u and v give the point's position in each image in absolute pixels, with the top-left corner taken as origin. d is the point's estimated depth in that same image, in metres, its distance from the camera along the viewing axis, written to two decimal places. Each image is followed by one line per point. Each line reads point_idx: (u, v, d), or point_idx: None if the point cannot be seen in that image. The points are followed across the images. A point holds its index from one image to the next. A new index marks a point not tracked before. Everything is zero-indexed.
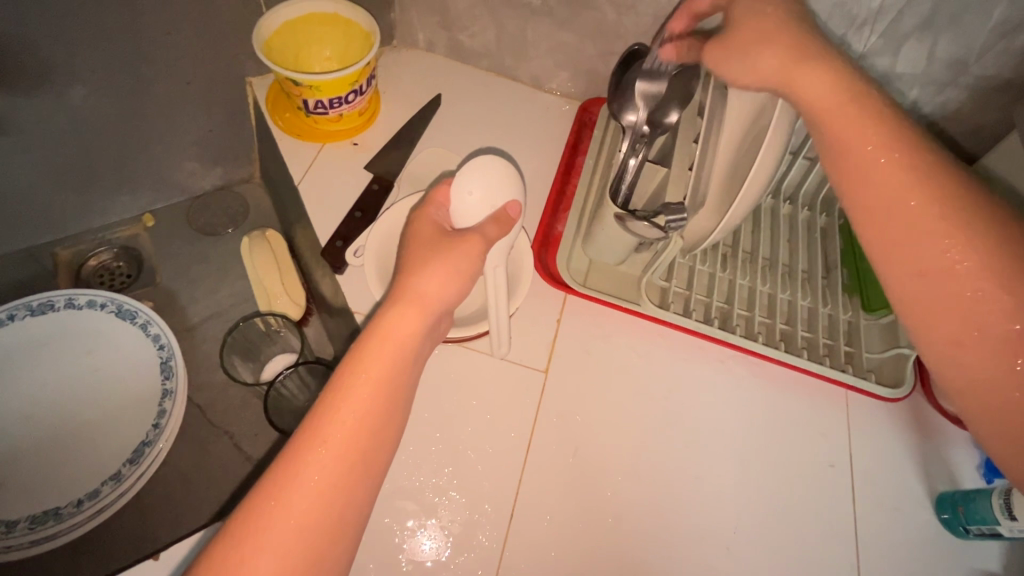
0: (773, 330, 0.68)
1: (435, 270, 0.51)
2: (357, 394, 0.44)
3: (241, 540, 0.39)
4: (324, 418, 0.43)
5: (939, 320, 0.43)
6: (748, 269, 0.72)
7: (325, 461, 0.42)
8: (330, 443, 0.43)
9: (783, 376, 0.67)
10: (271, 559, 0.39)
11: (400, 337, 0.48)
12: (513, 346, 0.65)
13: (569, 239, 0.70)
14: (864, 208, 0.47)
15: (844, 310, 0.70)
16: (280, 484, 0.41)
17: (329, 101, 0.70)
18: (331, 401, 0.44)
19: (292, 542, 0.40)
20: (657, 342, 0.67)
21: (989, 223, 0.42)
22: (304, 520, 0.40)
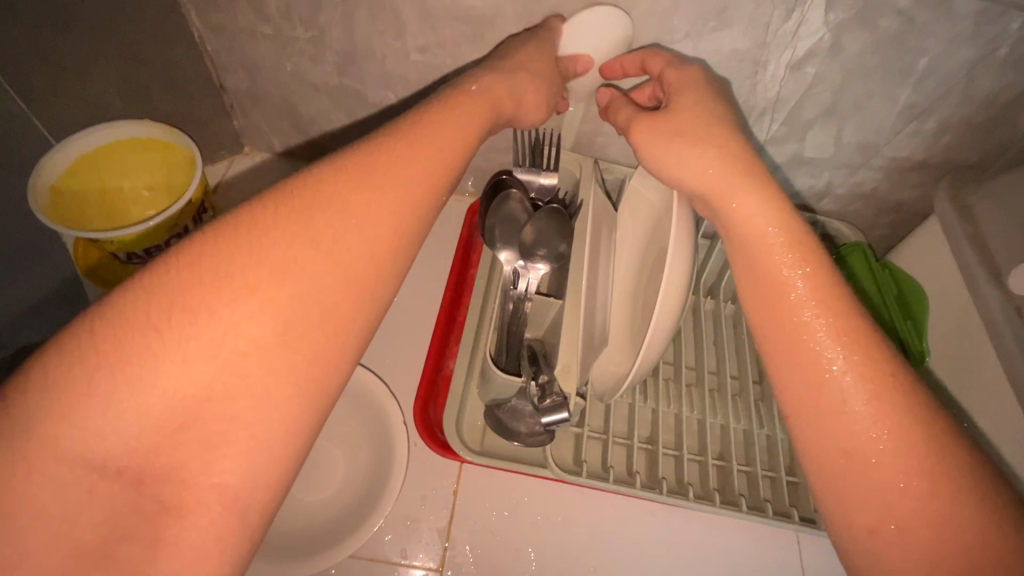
0: (706, 470, 0.58)
1: (449, 129, 0.42)
2: (389, 173, 0.36)
3: (188, 314, 0.29)
4: (265, 245, 0.31)
5: (856, 504, 0.35)
6: (672, 390, 0.62)
7: (258, 311, 0.30)
8: (269, 285, 0.31)
9: (723, 525, 0.57)
10: (240, 323, 0.30)
11: (444, 141, 0.40)
12: (397, 540, 0.52)
13: (458, 390, 0.56)
14: (785, 362, 0.39)
15: (784, 430, 0.61)
16: (184, 305, 0.29)
17: (144, 251, 0.56)
18: (284, 233, 0.32)
19: (186, 398, 0.28)
20: (575, 503, 0.56)
21: (920, 417, 0.35)
22: (212, 378, 0.29)
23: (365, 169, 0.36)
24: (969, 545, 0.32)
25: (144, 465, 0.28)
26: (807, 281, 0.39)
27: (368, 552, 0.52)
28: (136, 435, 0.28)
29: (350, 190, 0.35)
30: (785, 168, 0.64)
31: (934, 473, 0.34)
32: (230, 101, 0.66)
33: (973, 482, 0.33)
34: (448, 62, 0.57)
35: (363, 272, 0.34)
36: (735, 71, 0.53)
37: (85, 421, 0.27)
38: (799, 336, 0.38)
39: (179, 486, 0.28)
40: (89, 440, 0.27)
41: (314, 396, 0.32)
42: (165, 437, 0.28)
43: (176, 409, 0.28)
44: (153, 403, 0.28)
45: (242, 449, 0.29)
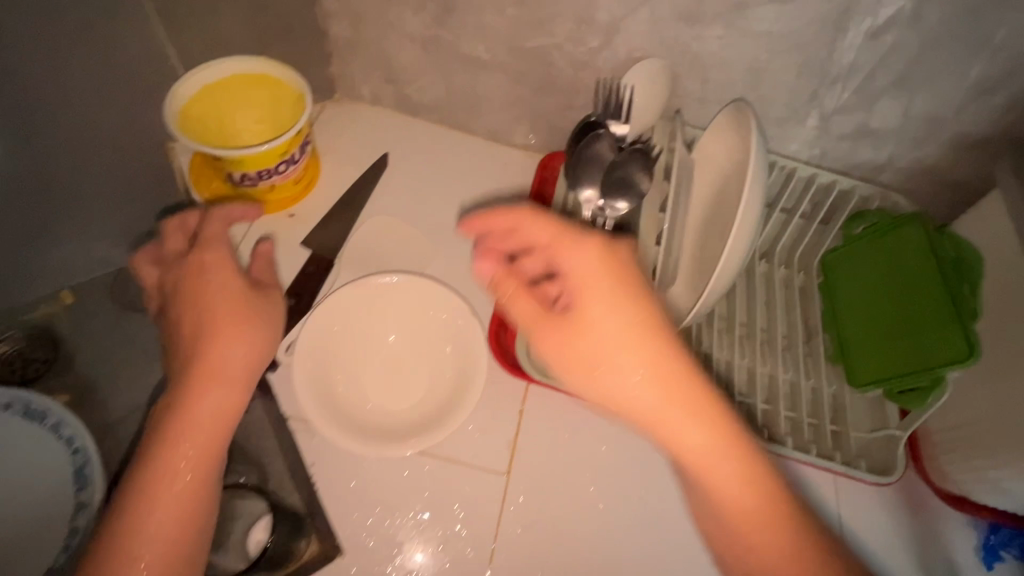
0: (754, 412, 0.62)
1: (217, 271, 0.55)
2: (220, 352, 0.52)
3: (140, 500, 0.46)
4: (189, 411, 0.49)
5: (755, 540, 0.49)
6: (725, 340, 0.66)
7: (195, 446, 0.48)
8: (179, 441, 0.48)
9: (766, 462, 0.62)
10: (169, 501, 0.46)
11: (217, 297, 0.54)
12: (471, 446, 0.58)
13: None
14: (648, 415, 0.51)
15: (828, 383, 0.65)
16: (155, 462, 0.47)
17: (257, 173, 0.63)
18: (193, 397, 0.50)
19: (163, 534, 0.45)
20: (631, 430, 0.61)
21: (744, 446, 0.50)
22: (157, 530, 0.45)
23: (212, 342, 0.51)
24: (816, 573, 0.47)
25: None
26: (660, 361, 0.51)
27: (445, 454, 0.57)
28: (147, 550, 0.45)
29: (197, 402, 0.50)
30: (850, 138, 0.67)
31: (800, 542, 0.48)
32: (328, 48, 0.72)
33: (778, 518, 0.49)
34: (539, 16, 0.61)
35: (231, 405, 0.51)
36: (813, 36, 0.57)
37: (123, 545, 0.44)
38: (638, 394, 0.51)
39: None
40: (119, 557, 0.44)
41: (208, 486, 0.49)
42: (153, 552, 0.45)
43: (154, 530, 0.45)
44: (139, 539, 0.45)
45: (174, 540, 0.46)
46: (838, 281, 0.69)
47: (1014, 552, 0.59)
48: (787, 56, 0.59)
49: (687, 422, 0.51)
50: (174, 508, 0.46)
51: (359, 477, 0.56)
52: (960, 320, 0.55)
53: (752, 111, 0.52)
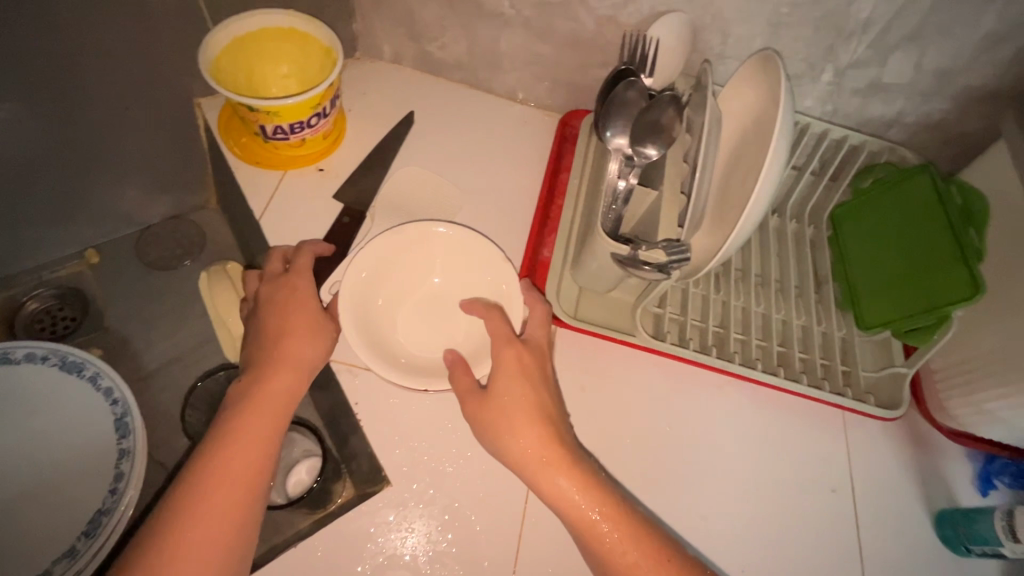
0: (770, 354, 0.66)
1: (283, 288, 0.57)
2: (295, 338, 0.54)
3: (218, 460, 0.47)
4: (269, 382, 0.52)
5: None
6: (742, 287, 0.70)
7: (267, 415, 0.50)
8: (257, 408, 0.51)
9: (781, 400, 0.65)
10: (241, 463, 0.48)
11: (296, 297, 0.57)
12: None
13: (556, 270, 0.65)
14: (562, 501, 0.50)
15: (839, 327, 0.69)
16: (232, 427, 0.49)
17: (289, 126, 0.64)
18: (286, 351, 0.54)
19: (239, 491, 0.47)
20: (655, 372, 0.64)
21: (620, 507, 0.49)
22: (231, 491, 0.46)
23: (287, 329, 0.55)
24: None
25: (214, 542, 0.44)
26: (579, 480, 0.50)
27: None
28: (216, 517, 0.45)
29: (275, 376, 0.52)
30: (862, 94, 0.69)
31: None
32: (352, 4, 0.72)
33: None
34: None
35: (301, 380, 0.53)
36: None
37: (199, 496, 0.45)
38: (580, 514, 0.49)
39: (233, 535, 0.45)
40: (196, 510, 0.45)
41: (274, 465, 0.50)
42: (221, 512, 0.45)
43: (228, 486, 0.46)
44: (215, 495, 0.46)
45: (237, 509, 0.46)
46: (847, 233, 0.72)
47: (1008, 481, 0.64)
48: (808, 10, 0.61)
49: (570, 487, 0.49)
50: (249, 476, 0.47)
51: (400, 415, 0.58)
52: (965, 259, 0.59)
53: (780, 59, 0.54)
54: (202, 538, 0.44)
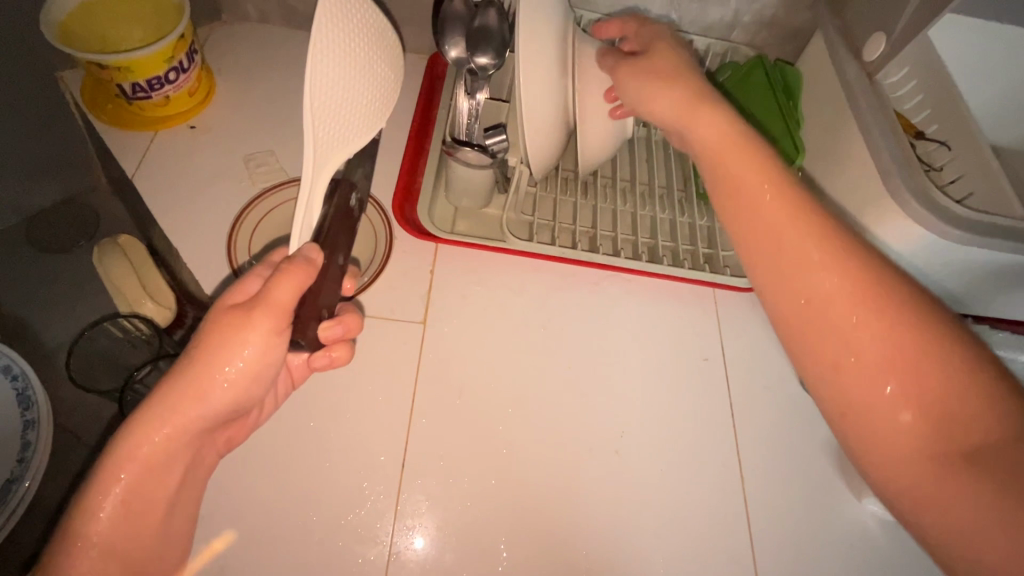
0: (637, 245, 0.71)
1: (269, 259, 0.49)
2: (217, 340, 0.42)
3: (112, 468, 0.40)
4: (187, 398, 0.42)
5: (879, 445, 0.40)
6: (609, 191, 0.74)
7: (191, 409, 0.42)
8: (172, 433, 0.41)
9: (651, 286, 0.70)
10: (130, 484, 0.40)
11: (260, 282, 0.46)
12: (386, 300, 0.64)
13: (429, 191, 0.68)
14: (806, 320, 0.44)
15: (701, 217, 0.74)
16: (124, 455, 0.40)
17: (147, 82, 0.65)
18: (218, 342, 0.42)
19: (115, 537, 0.40)
20: (531, 274, 0.68)
21: (928, 353, 0.39)
22: (120, 530, 0.40)
23: (223, 329, 0.43)
24: (980, 475, 0.35)
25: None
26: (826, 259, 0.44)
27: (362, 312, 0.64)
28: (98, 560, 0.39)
29: (208, 369, 0.42)
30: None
31: (934, 404, 0.38)
32: None
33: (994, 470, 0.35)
34: None
35: (225, 401, 0.43)
36: None
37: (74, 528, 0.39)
38: (862, 348, 0.41)
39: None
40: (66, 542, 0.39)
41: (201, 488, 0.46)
42: (107, 549, 0.40)
43: (131, 514, 0.41)
44: (106, 526, 0.40)
45: (128, 531, 0.41)
46: None
47: None
48: None
49: (817, 252, 0.45)
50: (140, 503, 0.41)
51: None
52: (788, 128, 0.65)
53: None
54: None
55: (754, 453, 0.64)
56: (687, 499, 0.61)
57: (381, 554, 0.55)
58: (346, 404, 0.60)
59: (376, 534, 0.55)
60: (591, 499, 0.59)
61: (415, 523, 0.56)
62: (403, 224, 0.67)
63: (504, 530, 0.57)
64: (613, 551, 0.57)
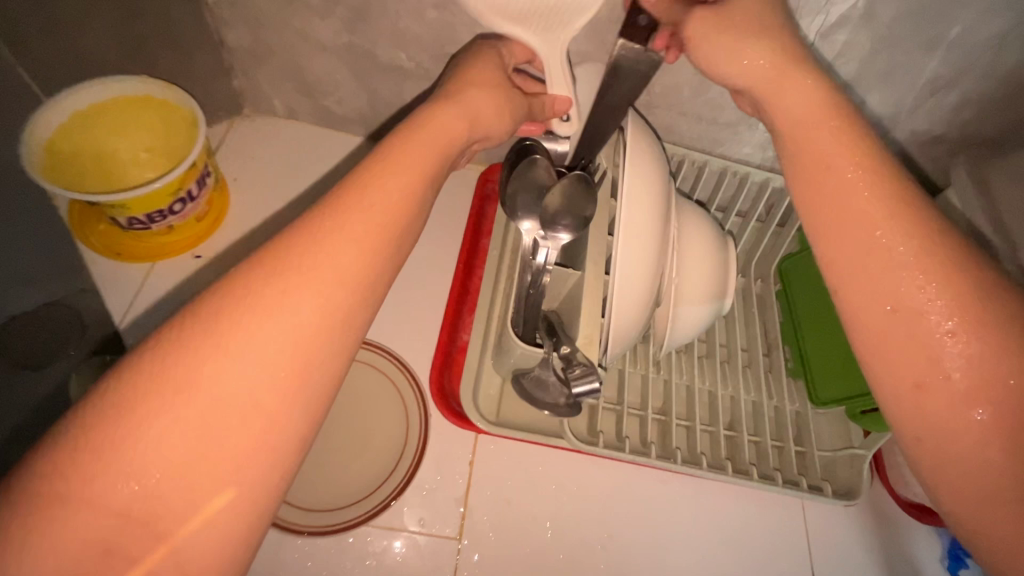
0: (717, 441, 0.58)
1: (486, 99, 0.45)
2: (359, 205, 0.35)
3: (181, 360, 0.29)
4: (311, 285, 0.32)
5: (898, 358, 0.36)
6: (684, 361, 0.62)
7: (322, 275, 0.32)
8: (300, 316, 0.31)
9: (732, 491, 0.59)
10: (229, 380, 0.29)
11: (413, 167, 0.38)
12: (415, 507, 0.53)
13: (473, 362, 0.57)
14: (828, 225, 0.39)
15: (791, 401, 0.62)
16: (227, 316, 0.30)
17: (147, 216, 0.54)
18: (357, 198, 0.35)
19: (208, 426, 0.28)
20: (591, 472, 0.57)
21: None
22: (210, 417, 0.28)
23: (351, 196, 0.35)
24: None
25: (126, 491, 0.27)
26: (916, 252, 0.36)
27: (386, 521, 0.52)
28: (173, 462, 0.27)
29: (330, 231, 0.33)
30: None
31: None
32: (228, 60, 0.62)
33: None
34: (462, 20, 0.53)
35: (355, 278, 0.33)
36: None
37: (162, 391, 0.28)
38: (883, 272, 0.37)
39: (165, 473, 0.27)
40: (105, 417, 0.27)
41: (319, 399, 0.32)
42: (194, 438, 0.28)
43: (210, 410, 0.29)
44: (190, 410, 0.28)
45: (212, 457, 0.28)
46: (795, 290, 0.66)
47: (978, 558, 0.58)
48: None
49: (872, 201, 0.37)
50: (242, 412, 0.29)
51: (294, 556, 0.50)
52: None
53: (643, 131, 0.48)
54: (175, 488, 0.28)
55: None
56: None
57: None
58: None
59: None
60: None
61: None
62: (441, 405, 0.56)
63: None
64: None
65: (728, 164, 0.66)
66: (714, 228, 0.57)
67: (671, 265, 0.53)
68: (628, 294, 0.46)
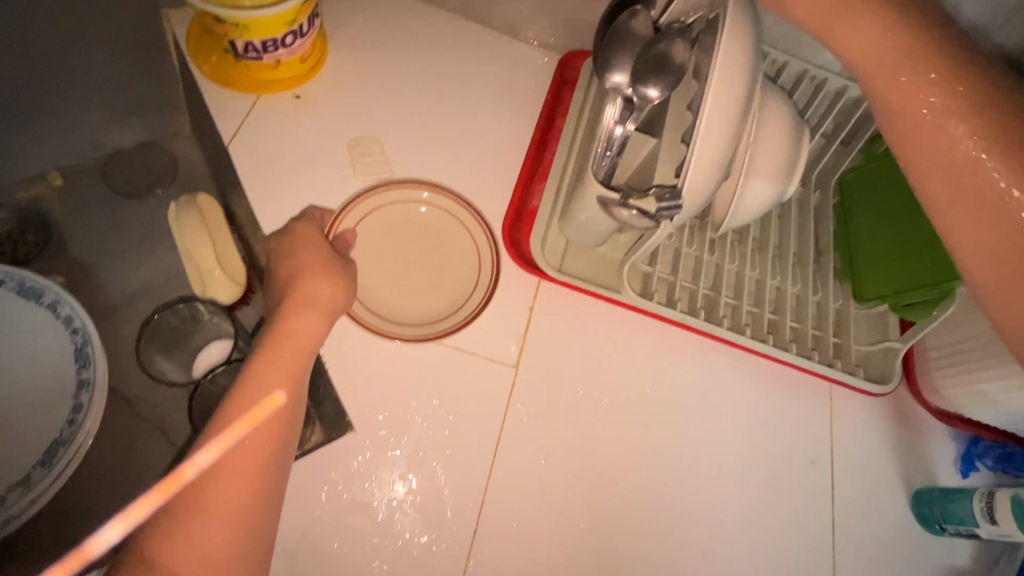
0: (761, 320, 0.63)
1: (302, 266, 0.53)
2: (301, 261, 0.53)
3: (248, 389, 0.45)
4: (309, 267, 0.53)
5: None
6: (737, 250, 0.66)
7: (307, 324, 0.50)
8: (287, 362, 0.47)
9: (769, 370, 0.63)
10: (291, 358, 0.48)
11: (301, 255, 0.54)
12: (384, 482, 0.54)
13: (543, 218, 0.62)
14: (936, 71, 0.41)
15: (835, 298, 0.65)
16: (290, 341, 0.48)
17: (261, 43, 0.58)
18: (297, 244, 0.55)
19: (263, 429, 0.44)
20: (639, 332, 0.61)
21: None
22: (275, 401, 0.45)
23: (286, 270, 0.53)
24: None
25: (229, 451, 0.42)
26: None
27: (455, 344, 0.58)
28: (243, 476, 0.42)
29: (297, 279, 0.52)
30: None
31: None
32: None
33: None
34: None
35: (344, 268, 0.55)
36: None
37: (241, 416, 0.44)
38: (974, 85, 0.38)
39: (284, 418, 0.46)
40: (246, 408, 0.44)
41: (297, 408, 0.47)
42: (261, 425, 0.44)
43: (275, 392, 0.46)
44: (286, 353, 0.48)
45: (273, 423, 0.44)
46: (853, 201, 0.68)
47: (989, 463, 0.62)
48: None
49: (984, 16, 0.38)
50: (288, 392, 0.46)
51: (368, 359, 0.57)
52: None
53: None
54: (205, 496, 0.40)
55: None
56: (770, 459, 0.60)
57: None
58: (422, 443, 0.55)
59: None
60: None
61: None
62: (510, 253, 0.61)
63: None
64: None
65: (807, 69, 0.67)
66: (792, 116, 0.59)
67: (747, 141, 0.55)
68: (707, 150, 0.48)
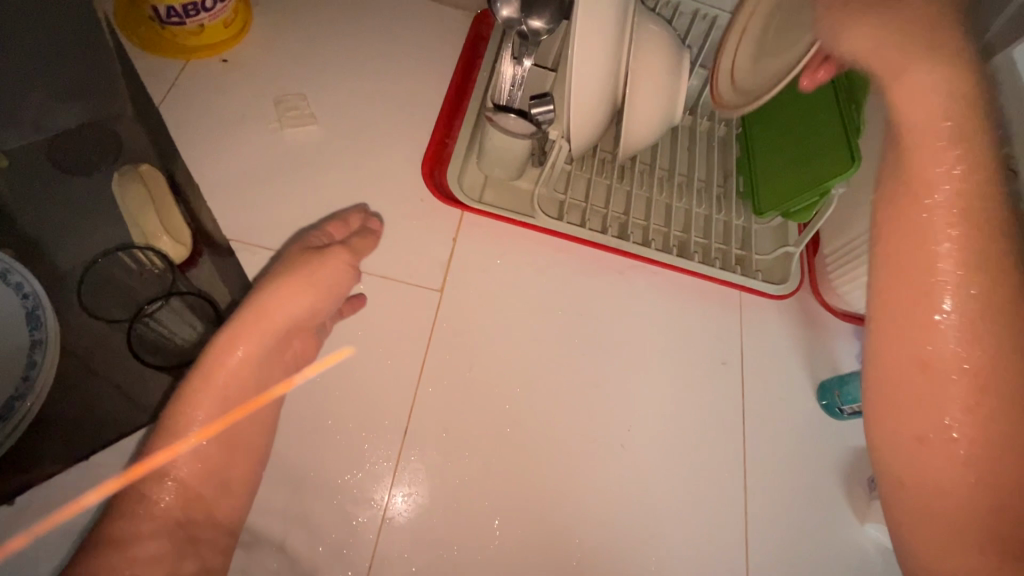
0: (669, 237, 0.68)
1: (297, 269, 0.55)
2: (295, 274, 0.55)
3: (210, 374, 0.53)
4: (295, 278, 0.55)
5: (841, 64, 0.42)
6: (645, 178, 0.71)
7: (264, 333, 0.54)
8: (245, 363, 0.54)
9: (678, 282, 0.68)
10: (245, 363, 0.54)
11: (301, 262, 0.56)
12: (326, 443, 0.57)
13: (460, 157, 0.68)
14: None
15: (738, 216, 0.72)
16: (249, 348, 0.53)
17: (182, 7, 0.64)
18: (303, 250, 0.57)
19: (213, 406, 0.54)
20: (556, 255, 0.67)
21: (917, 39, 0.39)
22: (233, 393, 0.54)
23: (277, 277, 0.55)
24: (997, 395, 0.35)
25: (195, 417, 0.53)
26: None
27: (382, 273, 0.64)
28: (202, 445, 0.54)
29: (274, 295, 0.54)
30: None
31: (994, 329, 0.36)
32: None
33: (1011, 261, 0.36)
34: None
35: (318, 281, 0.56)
36: None
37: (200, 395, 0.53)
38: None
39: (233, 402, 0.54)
40: (203, 390, 0.53)
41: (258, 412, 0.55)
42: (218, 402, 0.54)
43: (231, 385, 0.54)
44: (248, 359, 0.54)
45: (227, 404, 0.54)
46: (752, 127, 0.74)
47: None
48: None
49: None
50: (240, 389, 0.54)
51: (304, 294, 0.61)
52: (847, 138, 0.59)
53: None
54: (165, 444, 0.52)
55: (758, 463, 0.63)
56: (681, 360, 0.66)
57: (377, 516, 0.55)
58: (356, 364, 0.60)
59: (373, 500, 0.56)
60: (581, 484, 0.59)
61: (411, 492, 0.56)
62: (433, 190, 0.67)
63: (500, 508, 0.57)
64: (614, 544, 0.58)
65: (699, 8, 0.72)
66: (676, 43, 0.63)
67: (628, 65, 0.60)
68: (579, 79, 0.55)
